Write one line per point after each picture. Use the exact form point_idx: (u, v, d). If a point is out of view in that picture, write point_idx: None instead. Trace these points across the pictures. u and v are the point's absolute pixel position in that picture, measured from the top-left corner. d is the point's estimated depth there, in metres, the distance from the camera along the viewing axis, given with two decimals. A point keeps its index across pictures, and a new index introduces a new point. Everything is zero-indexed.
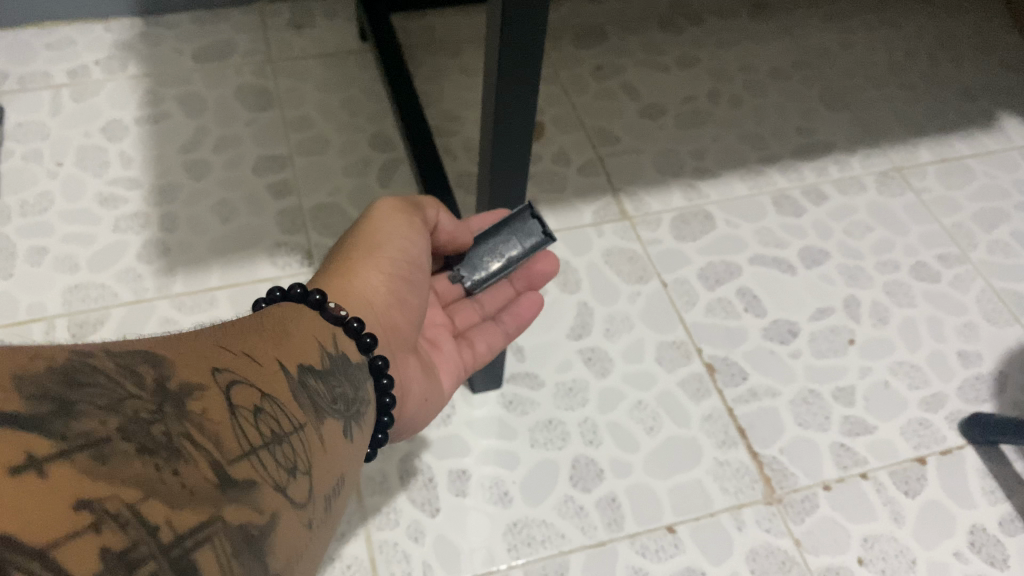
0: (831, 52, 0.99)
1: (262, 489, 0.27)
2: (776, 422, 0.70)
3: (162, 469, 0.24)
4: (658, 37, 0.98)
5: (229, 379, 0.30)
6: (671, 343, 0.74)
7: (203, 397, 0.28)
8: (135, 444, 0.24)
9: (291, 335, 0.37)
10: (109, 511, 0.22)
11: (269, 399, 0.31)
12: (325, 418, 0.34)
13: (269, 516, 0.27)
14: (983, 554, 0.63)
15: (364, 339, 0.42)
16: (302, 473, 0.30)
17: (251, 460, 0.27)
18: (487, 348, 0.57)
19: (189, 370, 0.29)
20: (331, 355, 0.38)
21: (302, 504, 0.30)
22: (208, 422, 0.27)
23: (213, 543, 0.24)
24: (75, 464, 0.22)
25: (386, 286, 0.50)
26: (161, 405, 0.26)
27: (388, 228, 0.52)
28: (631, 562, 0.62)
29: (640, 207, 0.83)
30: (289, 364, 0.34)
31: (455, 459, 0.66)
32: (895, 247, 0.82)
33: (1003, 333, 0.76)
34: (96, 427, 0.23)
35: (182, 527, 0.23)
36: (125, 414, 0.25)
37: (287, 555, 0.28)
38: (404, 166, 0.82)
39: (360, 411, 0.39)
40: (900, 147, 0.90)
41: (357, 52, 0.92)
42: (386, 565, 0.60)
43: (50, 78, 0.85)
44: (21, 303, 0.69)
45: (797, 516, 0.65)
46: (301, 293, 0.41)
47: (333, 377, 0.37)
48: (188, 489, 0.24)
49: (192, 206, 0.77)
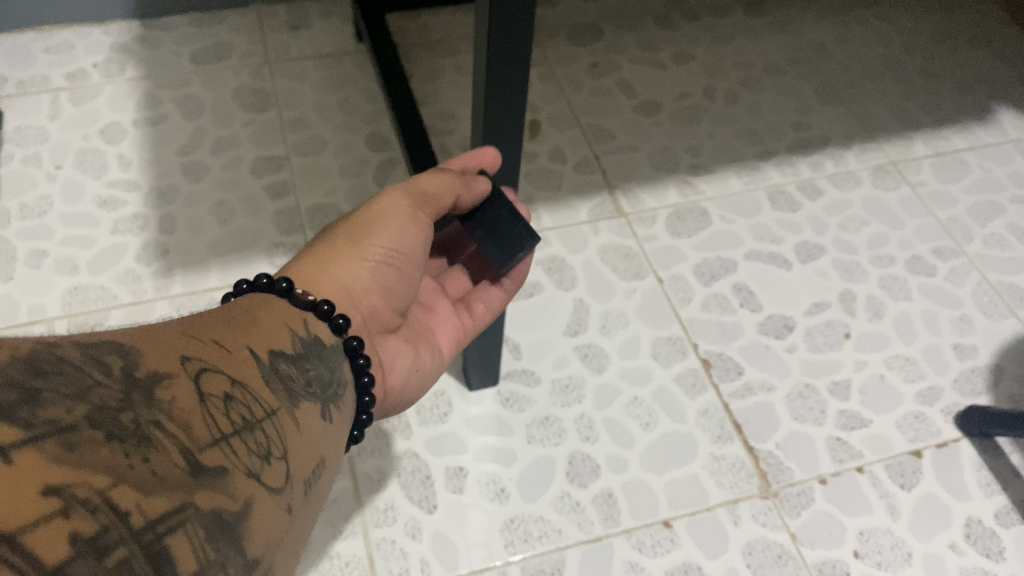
0: (827, 47, 0.99)
1: (235, 475, 0.27)
2: (772, 416, 0.70)
3: (131, 455, 0.24)
4: (653, 34, 0.98)
5: (198, 368, 0.30)
6: (667, 339, 0.74)
7: (172, 385, 0.28)
8: (103, 431, 0.24)
9: (261, 322, 0.37)
10: (78, 497, 0.22)
11: (239, 386, 0.31)
12: (299, 402, 0.35)
13: (242, 501, 0.27)
14: (979, 546, 0.64)
15: (337, 320, 0.43)
16: (276, 458, 0.31)
17: (222, 446, 0.28)
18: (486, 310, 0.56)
19: (158, 358, 0.29)
20: (303, 339, 0.39)
21: (278, 489, 0.30)
22: (177, 409, 0.27)
23: (187, 528, 0.24)
24: (42, 450, 0.22)
25: (370, 273, 0.49)
26: (129, 393, 0.26)
27: (394, 210, 0.50)
28: (627, 558, 0.62)
29: (636, 204, 0.83)
30: (260, 350, 0.35)
31: (453, 457, 0.67)
32: (890, 241, 0.82)
33: (999, 326, 0.76)
34: (63, 414, 0.24)
35: (154, 512, 0.24)
36: (91, 403, 0.25)
37: (266, 539, 0.28)
38: (402, 166, 0.83)
39: (337, 394, 0.40)
40: (895, 140, 0.90)
41: (353, 52, 0.92)
42: (385, 562, 0.61)
43: (49, 82, 0.86)
44: (21, 305, 0.70)
45: (792, 509, 0.65)
46: (267, 283, 0.42)
47: (307, 359, 0.38)
48: (159, 475, 0.25)
49: (191, 207, 0.78)
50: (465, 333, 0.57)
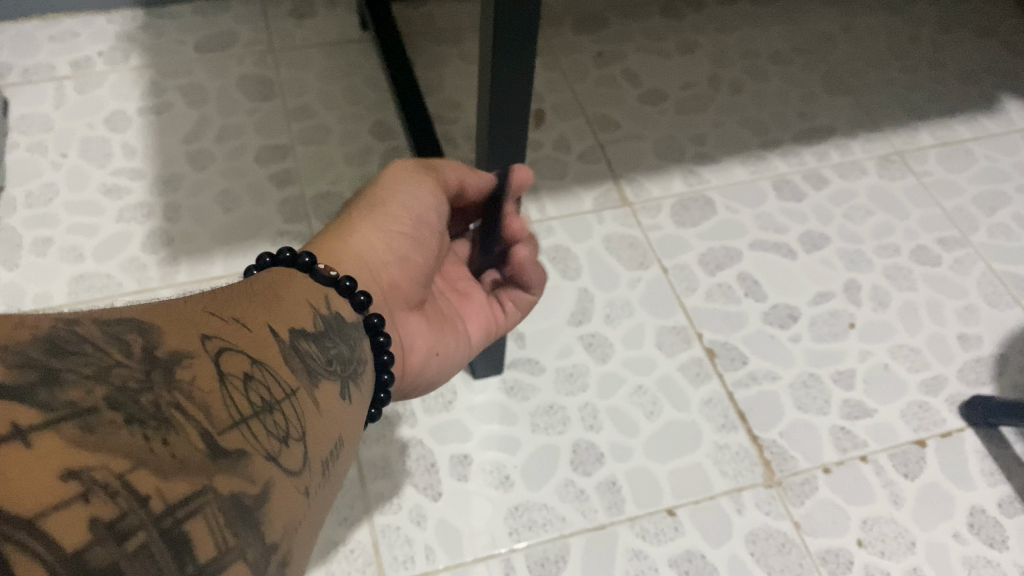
0: (833, 36, 0.99)
1: (254, 458, 0.27)
2: (776, 405, 0.70)
3: (150, 439, 0.24)
4: (658, 23, 0.98)
5: (219, 346, 0.30)
6: (671, 328, 0.74)
7: (192, 365, 0.28)
8: (122, 413, 0.24)
9: (283, 301, 0.37)
10: (98, 481, 0.22)
11: (259, 365, 0.31)
12: (317, 382, 0.35)
13: (261, 485, 0.27)
14: (982, 535, 0.64)
15: (358, 297, 0.43)
16: (295, 440, 0.30)
17: (242, 429, 0.27)
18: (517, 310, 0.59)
19: (179, 337, 0.29)
20: (324, 316, 0.39)
21: (297, 472, 0.30)
22: (198, 390, 0.27)
23: (205, 512, 0.24)
24: (61, 433, 0.22)
25: (387, 244, 0.49)
26: (150, 372, 0.26)
27: (403, 183, 0.52)
28: (631, 545, 0.62)
29: (640, 193, 0.83)
30: (281, 329, 0.35)
31: (457, 444, 0.67)
32: (895, 231, 0.82)
33: (1003, 316, 0.76)
34: (83, 396, 0.23)
35: (173, 497, 0.23)
36: (111, 383, 0.24)
37: (285, 522, 0.28)
38: (406, 155, 0.82)
39: (357, 369, 0.40)
40: (901, 130, 0.90)
41: (358, 41, 0.92)
42: (389, 547, 0.61)
43: (54, 70, 0.86)
44: (27, 293, 0.70)
45: (796, 498, 0.65)
46: (290, 257, 0.42)
47: (327, 339, 0.38)
48: (178, 460, 0.24)
49: (195, 196, 0.78)
50: (494, 328, 0.59)
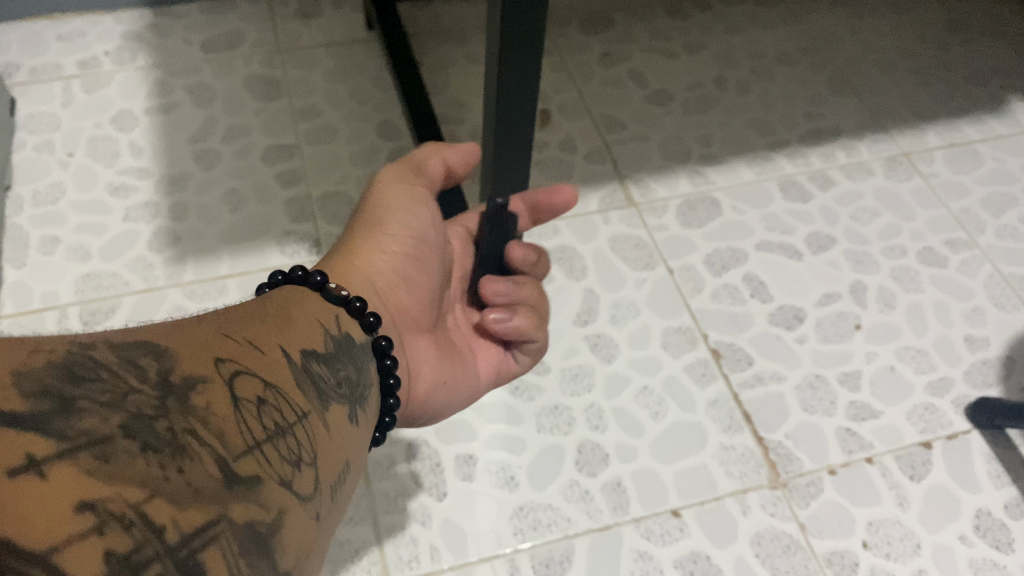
0: (840, 36, 0.98)
1: (267, 484, 0.27)
2: (782, 407, 0.70)
3: (166, 466, 0.24)
4: (665, 23, 0.98)
5: (233, 370, 0.30)
6: (677, 329, 0.74)
7: (206, 390, 0.28)
8: (137, 442, 0.24)
9: (295, 320, 0.38)
10: (113, 512, 0.22)
11: (272, 389, 0.31)
12: (328, 403, 0.35)
13: (274, 512, 0.27)
14: (988, 538, 0.64)
15: (367, 318, 0.44)
16: (307, 465, 0.31)
17: (255, 455, 0.28)
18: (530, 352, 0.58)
19: (193, 361, 0.29)
20: (335, 336, 0.40)
21: (308, 497, 0.30)
22: (213, 416, 0.27)
23: (220, 542, 0.24)
24: (77, 464, 0.22)
25: (392, 264, 0.49)
26: (165, 399, 0.26)
27: (413, 202, 0.52)
28: (637, 546, 0.62)
29: (646, 193, 0.83)
30: (293, 350, 0.35)
31: (463, 445, 0.67)
32: (902, 232, 0.82)
33: (1011, 318, 0.76)
34: (98, 425, 0.24)
35: (188, 526, 0.23)
36: (127, 411, 0.25)
37: (297, 550, 0.28)
38: (412, 155, 0.82)
39: (364, 393, 0.40)
40: (908, 131, 0.90)
41: (364, 41, 0.92)
42: (394, 546, 0.61)
43: (62, 69, 0.86)
44: (35, 291, 0.71)
45: (801, 500, 0.65)
46: (301, 276, 0.43)
47: (338, 359, 0.38)
48: (194, 487, 0.24)
49: (202, 195, 0.78)
50: (507, 364, 0.58)
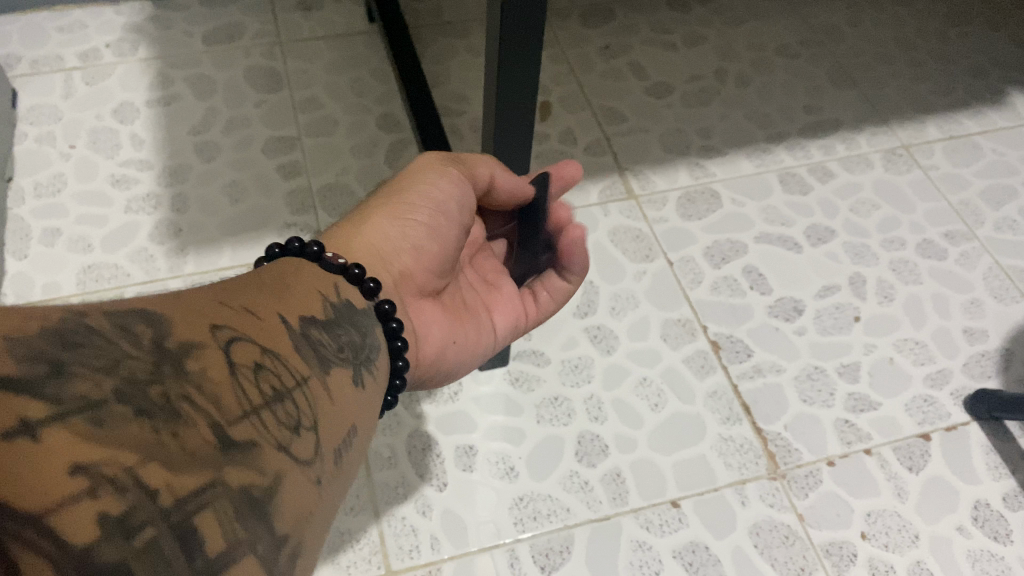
0: (840, 29, 0.98)
1: (265, 449, 0.27)
2: (780, 398, 0.70)
3: (160, 431, 0.24)
4: (665, 15, 0.98)
5: (229, 337, 0.30)
6: (675, 320, 0.74)
7: (202, 355, 0.28)
8: (132, 406, 0.24)
9: (291, 288, 0.38)
10: (106, 475, 0.22)
11: (269, 355, 0.32)
12: (329, 369, 0.36)
13: (273, 477, 0.27)
14: (986, 528, 0.64)
15: (367, 284, 0.44)
16: (306, 430, 0.31)
17: (253, 420, 0.28)
18: (550, 297, 0.59)
19: (187, 328, 0.29)
20: (333, 304, 0.40)
21: (308, 462, 0.30)
22: (208, 381, 0.27)
23: (215, 507, 0.24)
24: (70, 427, 0.22)
25: (399, 232, 0.49)
26: (159, 364, 0.26)
27: (424, 175, 0.52)
28: (635, 536, 0.63)
29: (646, 185, 0.83)
30: (290, 317, 0.35)
31: (463, 436, 0.67)
32: (901, 224, 0.82)
33: (1010, 310, 0.76)
34: (92, 389, 0.24)
35: (183, 490, 0.23)
36: (120, 375, 0.25)
37: (297, 514, 0.28)
38: (413, 146, 0.83)
39: (369, 357, 0.41)
40: (907, 124, 0.90)
41: (364, 33, 0.92)
42: (394, 535, 0.62)
43: (63, 62, 0.87)
44: (36, 283, 0.71)
45: (799, 490, 0.65)
46: (298, 247, 0.43)
47: (337, 325, 0.39)
48: (189, 452, 0.24)
49: (202, 187, 0.78)
50: (523, 319, 0.58)
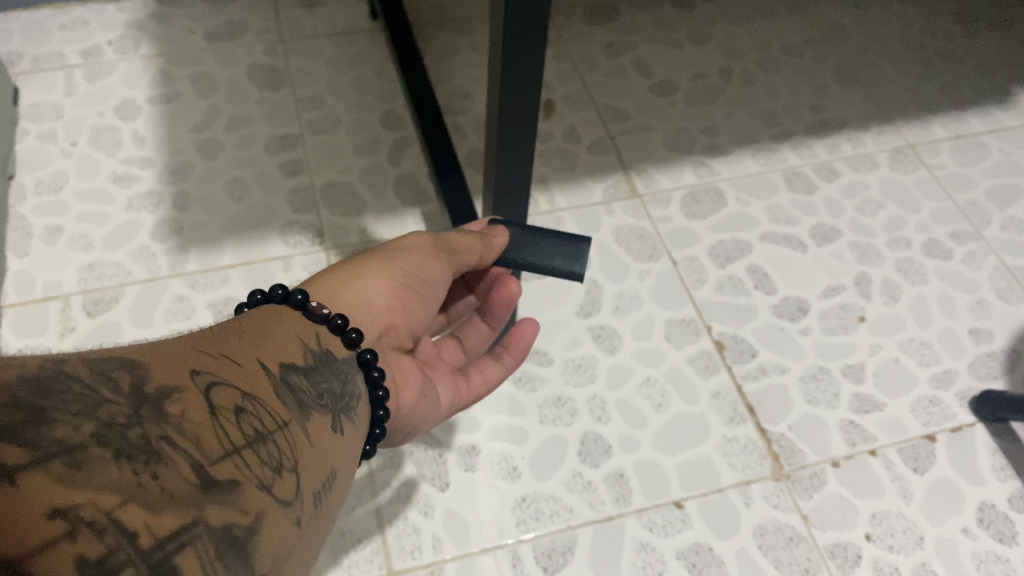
0: (845, 27, 0.98)
1: (247, 489, 0.27)
2: (786, 399, 0.70)
3: (140, 473, 0.24)
4: (669, 13, 0.98)
5: (208, 381, 0.30)
6: (680, 320, 0.74)
7: (181, 399, 0.28)
8: (110, 449, 0.24)
9: (272, 335, 0.37)
10: (85, 518, 0.22)
11: (249, 399, 0.31)
12: (310, 413, 0.35)
13: (254, 516, 0.27)
14: (992, 530, 0.63)
15: (349, 334, 0.43)
16: (288, 471, 0.30)
17: (234, 460, 0.28)
18: (488, 379, 0.57)
19: (166, 374, 0.29)
20: (314, 352, 0.39)
21: (289, 502, 0.30)
22: (187, 423, 0.27)
23: (197, 545, 0.24)
24: (48, 472, 0.22)
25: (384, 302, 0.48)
26: (138, 408, 0.26)
27: (418, 255, 0.50)
28: (639, 537, 0.62)
29: (651, 184, 0.83)
30: (270, 363, 0.35)
31: (465, 436, 0.67)
32: (907, 223, 0.81)
33: (1016, 310, 0.75)
34: (70, 433, 0.24)
35: (163, 530, 0.23)
36: (99, 419, 0.25)
37: (276, 556, 0.27)
38: (416, 145, 0.82)
39: (350, 404, 0.40)
40: (913, 123, 0.89)
41: (367, 30, 0.92)
42: (397, 536, 0.61)
43: (64, 58, 0.86)
44: (37, 281, 0.70)
45: (804, 492, 0.65)
46: (282, 294, 0.42)
47: (318, 372, 0.38)
48: (168, 492, 0.24)
49: (204, 185, 0.78)
50: (463, 391, 0.56)
